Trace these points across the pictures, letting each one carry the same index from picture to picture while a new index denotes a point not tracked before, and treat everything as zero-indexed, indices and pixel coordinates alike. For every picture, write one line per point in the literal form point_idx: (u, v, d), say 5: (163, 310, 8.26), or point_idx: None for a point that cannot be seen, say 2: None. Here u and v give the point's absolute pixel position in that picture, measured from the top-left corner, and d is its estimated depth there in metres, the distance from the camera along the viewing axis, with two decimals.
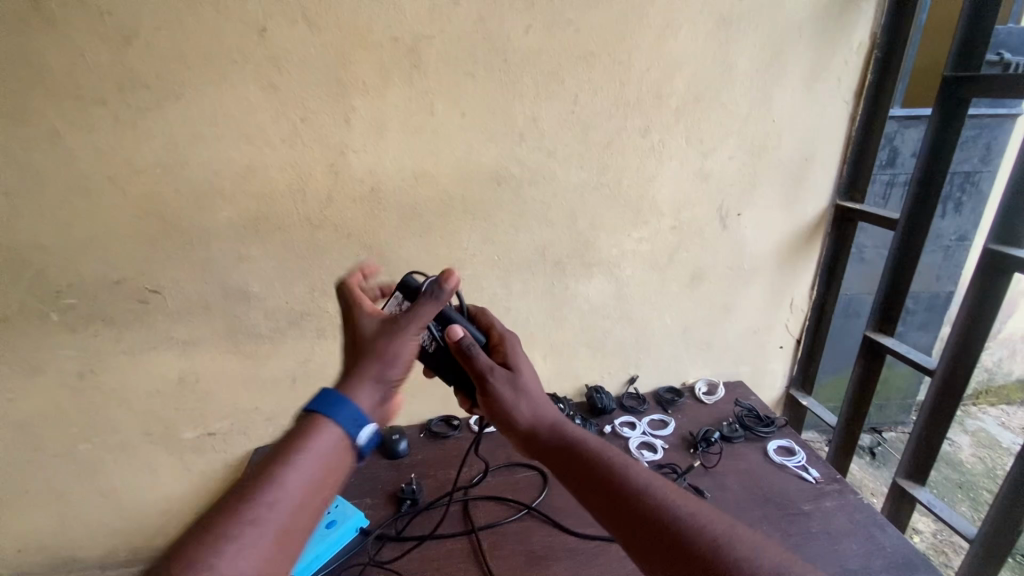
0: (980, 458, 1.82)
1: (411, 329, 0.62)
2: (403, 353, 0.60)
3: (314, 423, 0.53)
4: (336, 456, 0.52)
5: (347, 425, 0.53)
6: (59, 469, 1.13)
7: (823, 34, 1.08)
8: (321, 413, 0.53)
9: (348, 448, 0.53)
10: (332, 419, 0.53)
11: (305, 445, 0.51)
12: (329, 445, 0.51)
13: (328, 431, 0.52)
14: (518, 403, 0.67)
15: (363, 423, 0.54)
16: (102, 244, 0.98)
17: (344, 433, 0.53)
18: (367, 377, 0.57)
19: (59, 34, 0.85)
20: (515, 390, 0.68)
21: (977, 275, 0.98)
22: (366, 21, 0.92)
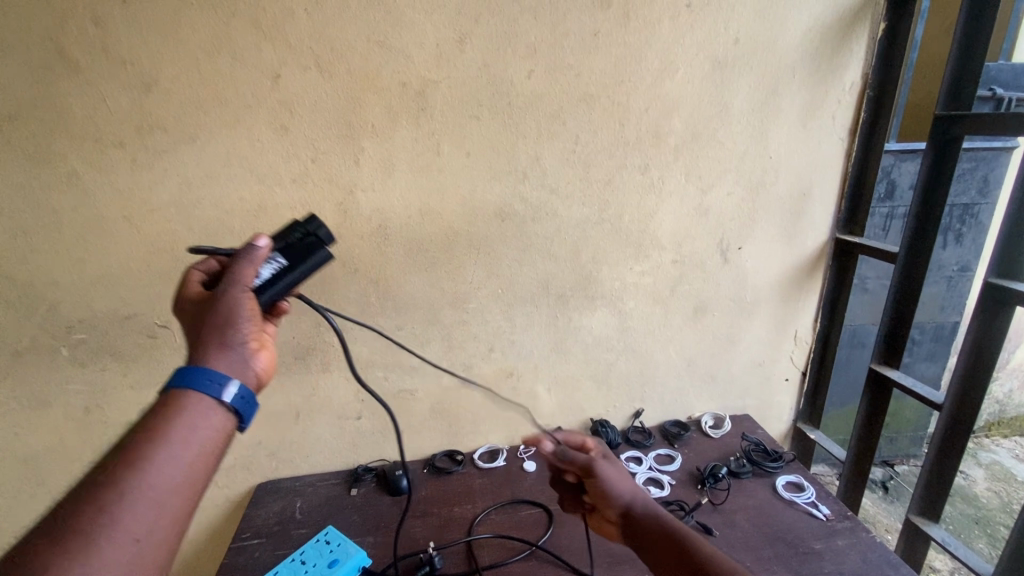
0: (996, 492, 1.77)
1: (234, 283, 0.59)
2: (242, 309, 0.58)
3: (172, 398, 0.51)
4: (206, 422, 0.51)
5: (210, 390, 0.52)
6: (60, 504, 1.12)
7: (815, 75, 1.12)
8: (179, 386, 0.52)
9: (220, 412, 0.52)
10: (189, 387, 0.51)
11: (171, 417, 0.50)
12: (196, 415, 0.51)
13: (193, 399, 0.51)
14: (622, 488, 0.74)
15: (225, 380, 0.53)
16: (115, 280, 1.00)
17: (210, 400, 0.52)
18: (207, 348, 0.55)
19: (82, 81, 0.89)
20: (616, 471, 0.76)
21: (979, 308, 0.98)
22: (376, 68, 0.96)
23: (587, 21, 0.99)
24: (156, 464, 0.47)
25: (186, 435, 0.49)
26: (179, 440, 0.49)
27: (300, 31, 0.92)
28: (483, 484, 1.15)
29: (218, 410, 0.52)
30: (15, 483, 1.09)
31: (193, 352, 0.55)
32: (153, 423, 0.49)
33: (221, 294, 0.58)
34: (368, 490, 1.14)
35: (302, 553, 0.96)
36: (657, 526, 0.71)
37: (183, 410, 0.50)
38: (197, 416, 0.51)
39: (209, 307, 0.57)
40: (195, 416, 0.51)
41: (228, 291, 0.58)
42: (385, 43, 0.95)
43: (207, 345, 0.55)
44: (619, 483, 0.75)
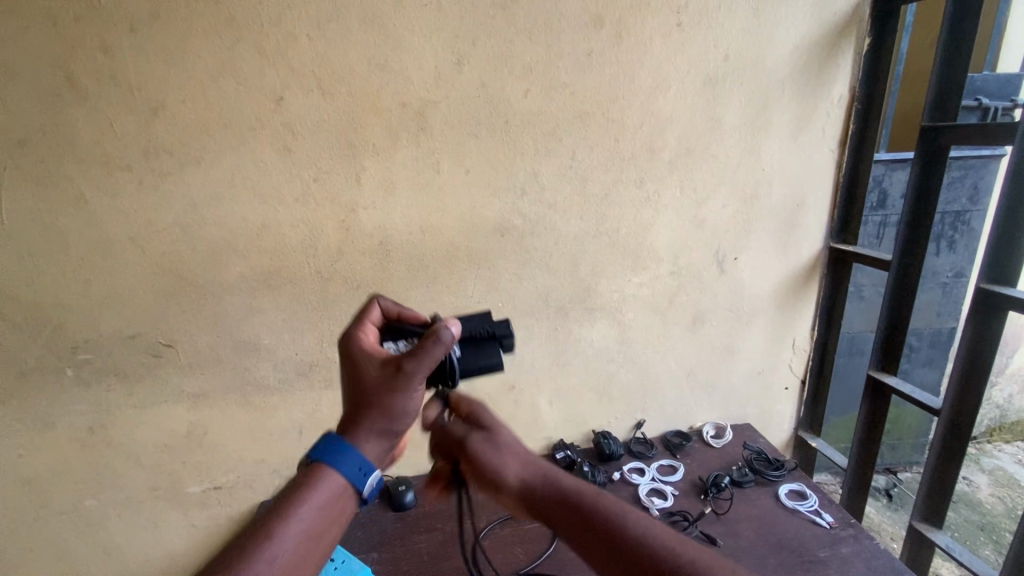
0: (1000, 498, 1.77)
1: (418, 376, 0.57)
2: (412, 402, 0.57)
3: (317, 470, 0.54)
4: (336, 503, 0.53)
5: (352, 477, 0.53)
6: (63, 525, 1.12)
7: (804, 90, 1.15)
8: (325, 462, 0.54)
9: (349, 497, 0.54)
10: (333, 470, 0.53)
11: (304, 497, 0.52)
12: (331, 496, 0.53)
13: (331, 484, 0.53)
14: (504, 461, 0.62)
15: (370, 472, 0.54)
16: (120, 300, 1.02)
17: (348, 483, 0.54)
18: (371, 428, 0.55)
19: (91, 106, 0.92)
20: (496, 447, 0.63)
21: (972, 314, 0.99)
22: (376, 89, 0.98)
23: (581, 41, 1.02)
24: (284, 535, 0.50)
25: (312, 523, 0.51)
26: (304, 523, 0.51)
27: (303, 55, 0.95)
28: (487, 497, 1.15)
29: (349, 495, 0.54)
30: (17, 505, 1.09)
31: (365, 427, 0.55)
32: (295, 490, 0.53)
33: (400, 383, 0.56)
34: (372, 506, 1.14)
35: None
36: (552, 487, 0.61)
37: (317, 492, 0.52)
38: (331, 498, 0.53)
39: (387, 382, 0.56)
40: (329, 497, 0.53)
41: (406, 383, 0.56)
42: (385, 65, 0.97)
43: (370, 425, 0.55)
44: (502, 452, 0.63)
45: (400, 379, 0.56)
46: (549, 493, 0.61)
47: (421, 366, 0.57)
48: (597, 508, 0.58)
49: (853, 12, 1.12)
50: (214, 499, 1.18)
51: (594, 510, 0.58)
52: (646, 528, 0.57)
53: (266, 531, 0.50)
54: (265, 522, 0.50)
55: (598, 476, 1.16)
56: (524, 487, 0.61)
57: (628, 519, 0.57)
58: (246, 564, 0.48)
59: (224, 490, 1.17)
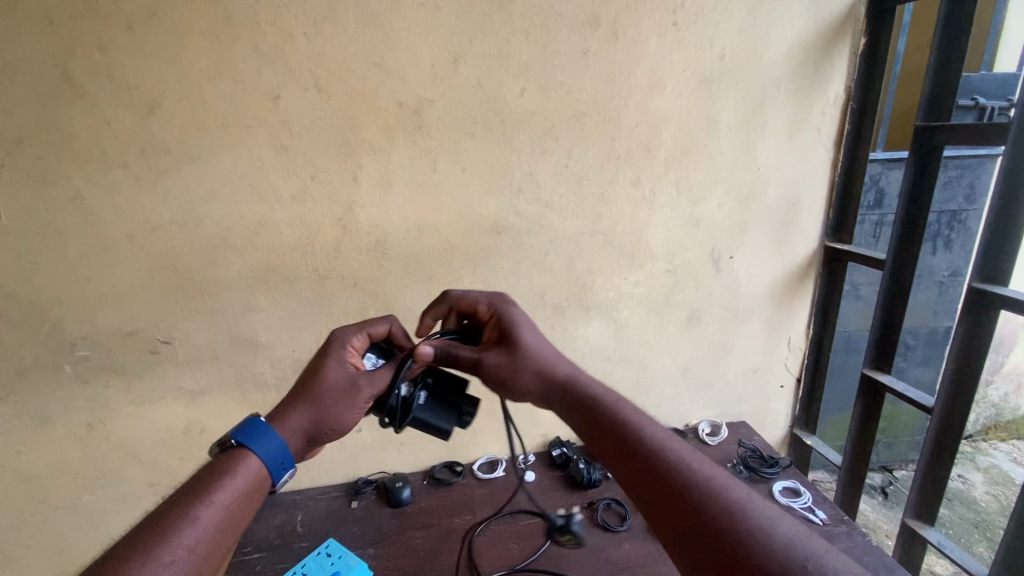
0: (995, 496, 1.78)
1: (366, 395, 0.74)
2: (349, 420, 0.73)
3: (239, 454, 0.64)
4: (252, 488, 0.63)
5: (273, 467, 0.65)
6: (62, 521, 1.13)
7: (799, 89, 1.15)
8: (248, 447, 0.65)
9: (265, 479, 0.65)
10: (256, 454, 0.65)
11: (226, 478, 0.62)
12: (248, 477, 0.63)
13: (252, 464, 0.64)
14: (528, 365, 0.74)
15: (288, 466, 0.67)
16: (118, 297, 1.02)
17: (264, 468, 0.65)
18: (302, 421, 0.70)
19: (88, 104, 0.92)
20: (517, 353, 0.75)
21: (965, 313, 1.00)
22: (373, 87, 0.99)
23: (577, 40, 1.03)
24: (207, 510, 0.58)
25: (233, 496, 0.60)
26: (222, 497, 0.59)
27: (299, 54, 0.95)
28: (483, 494, 1.16)
29: (264, 480, 0.65)
30: (16, 501, 1.09)
31: (292, 422, 0.69)
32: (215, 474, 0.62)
33: (351, 396, 0.72)
34: (368, 502, 1.15)
35: (305, 565, 0.97)
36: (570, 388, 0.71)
37: (235, 473, 0.62)
38: (247, 478, 0.63)
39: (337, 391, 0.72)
40: (247, 478, 0.63)
41: (353, 404, 0.72)
42: (382, 64, 0.98)
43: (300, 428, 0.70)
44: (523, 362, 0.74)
45: (348, 398, 0.72)
46: (566, 393, 0.71)
47: (370, 387, 0.74)
48: (606, 406, 0.66)
49: (849, 12, 1.13)
50: None
51: (607, 409, 0.66)
52: (656, 434, 0.61)
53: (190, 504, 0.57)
54: (188, 499, 0.58)
55: (594, 473, 1.17)
56: (539, 383, 0.73)
57: (643, 430, 0.62)
58: (172, 530, 0.55)
59: None
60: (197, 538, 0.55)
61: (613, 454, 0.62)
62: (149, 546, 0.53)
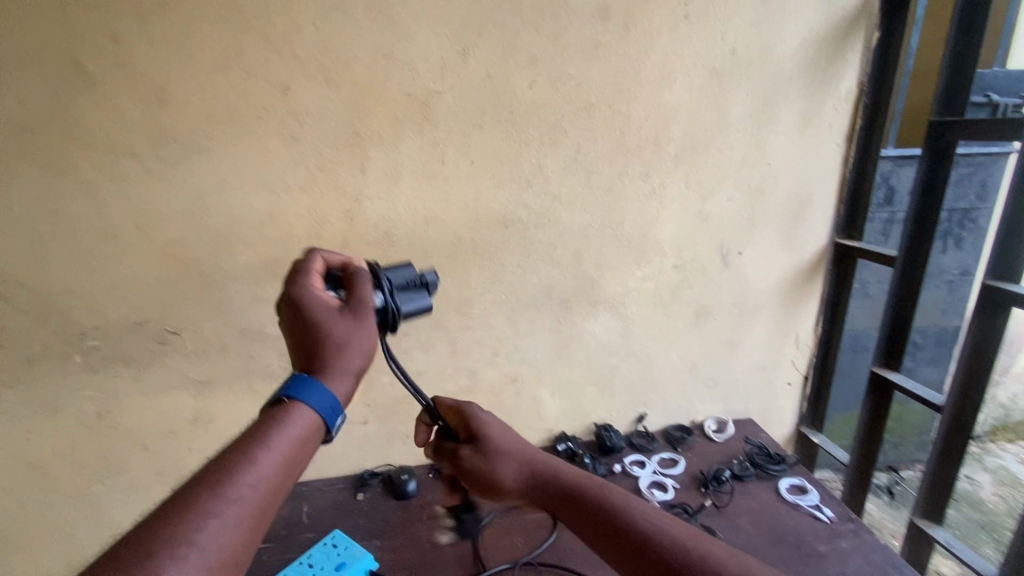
0: (1002, 497, 1.77)
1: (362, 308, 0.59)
2: (364, 341, 0.59)
3: (287, 406, 0.54)
4: (308, 437, 0.54)
5: (323, 412, 0.55)
6: (70, 509, 1.14)
7: (811, 84, 1.14)
8: (297, 399, 0.54)
9: (320, 428, 0.55)
10: (306, 406, 0.54)
11: (280, 427, 0.52)
12: (302, 428, 0.53)
13: (303, 415, 0.54)
14: (501, 463, 0.71)
15: (339, 408, 0.56)
16: (128, 287, 1.03)
17: (319, 420, 0.55)
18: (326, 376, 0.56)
19: (99, 94, 0.92)
20: (487, 455, 0.71)
21: (977, 311, 0.99)
22: (381, 79, 0.98)
23: (587, 32, 1.02)
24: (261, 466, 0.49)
25: (289, 451, 0.52)
26: (277, 448, 0.51)
27: (309, 45, 0.95)
28: None
29: (319, 433, 0.55)
30: (25, 488, 1.10)
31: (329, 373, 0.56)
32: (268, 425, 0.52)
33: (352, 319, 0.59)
34: (374, 494, 1.15)
35: (310, 556, 0.96)
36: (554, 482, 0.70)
37: (287, 424, 0.53)
38: (303, 428, 0.53)
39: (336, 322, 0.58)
40: (301, 429, 0.53)
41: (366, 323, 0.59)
42: (391, 56, 0.97)
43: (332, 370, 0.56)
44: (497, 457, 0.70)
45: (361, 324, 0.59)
46: (552, 488, 0.70)
47: (369, 305, 0.60)
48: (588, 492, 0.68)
49: (863, 5, 1.11)
50: None
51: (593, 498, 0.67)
52: (648, 521, 0.64)
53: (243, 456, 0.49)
54: (242, 448, 0.50)
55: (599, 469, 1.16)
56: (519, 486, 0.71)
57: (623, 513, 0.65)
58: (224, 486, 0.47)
59: None
60: (252, 489, 0.48)
61: (623, 551, 0.64)
62: (194, 511, 0.45)
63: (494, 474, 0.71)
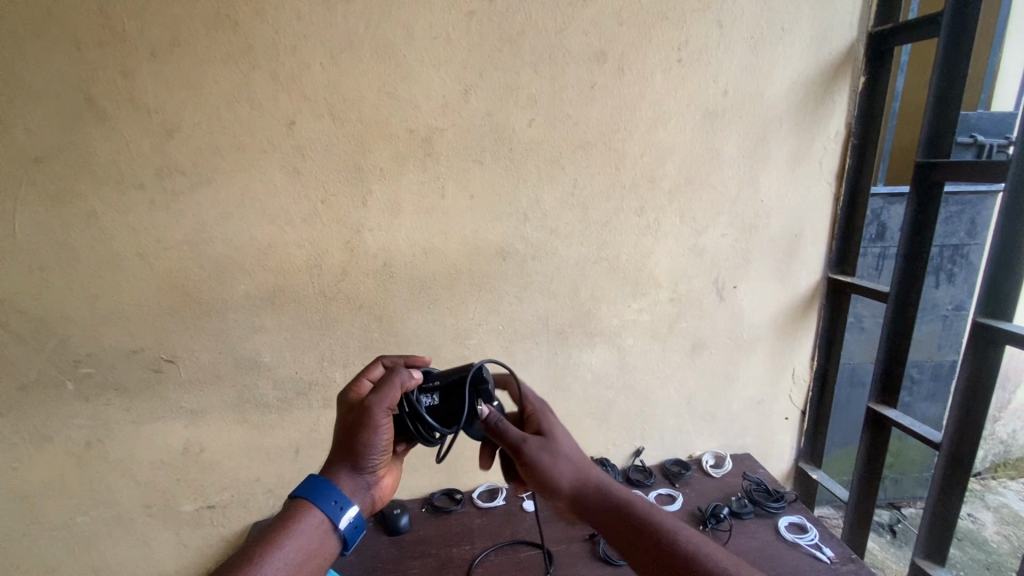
0: (1005, 536, 1.73)
1: (379, 411, 0.69)
2: (376, 445, 0.69)
3: (299, 508, 0.64)
4: (314, 536, 0.63)
5: (329, 511, 0.64)
6: (53, 541, 1.11)
7: (801, 124, 1.18)
8: (308, 501, 0.64)
9: (326, 530, 0.64)
10: (316, 508, 0.64)
11: (293, 526, 0.62)
12: (312, 529, 0.63)
13: (314, 517, 0.63)
14: (560, 468, 0.71)
15: (345, 507, 0.65)
16: (126, 315, 1.03)
17: (326, 518, 0.64)
18: (342, 469, 0.68)
19: (108, 126, 0.95)
20: (551, 455, 0.71)
21: (969, 347, 1.00)
22: (385, 116, 1.01)
23: (585, 74, 1.06)
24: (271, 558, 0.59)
25: (295, 550, 0.61)
26: (287, 550, 0.60)
27: (315, 83, 0.98)
28: (483, 524, 1.14)
29: (330, 531, 0.64)
30: (9, 518, 1.08)
31: (336, 466, 0.69)
32: (287, 521, 0.63)
33: (366, 421, 0.68)
34: (365, 529, 1.13)
35: None
36: (603, 496, 0.69)
37: (301, 526, 0.63)
38: (314, 531, 0.63)
39: (356, 428, 0.69)
40: (311, 530, 0.63)
41: (373, 425, 0.68)
42: (395, 93, 1.01)
43: (346, 464, 0.69)
44: (550, 445, 0.73)
45: (364, 423, 0.68)
46: (599, 499, 0.69)
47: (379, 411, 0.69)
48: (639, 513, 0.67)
49: (848, 52, 1.16)
50: (207, 518, 1.17)
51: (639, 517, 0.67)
52: (693, 539, 0.65)
53: (260, 554, 0.59)
54: (264, 541, 0.60)
55: None
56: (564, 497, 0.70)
57: (673, 531, 0.66)
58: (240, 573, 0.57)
59: (217, 510, 1.16)
60: None
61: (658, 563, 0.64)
62: None
63: (551, 475, 0.70)
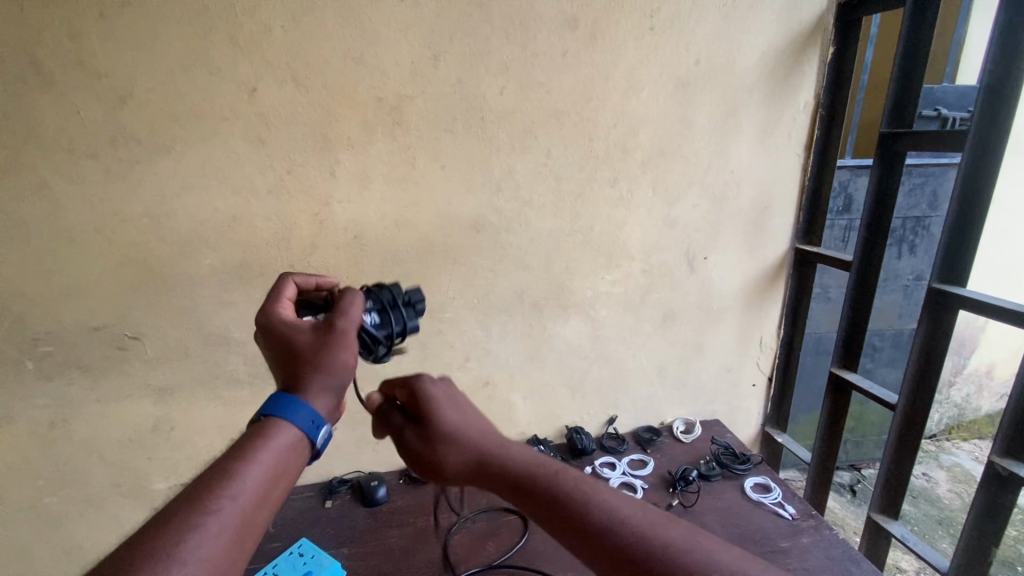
0: (957, 493, 1.84)
1: (343, 323, 0.60)
2: (348, 355, 0.59)
3: (270, 425, 0.53)
4: (293, 455, 0.53)
5: (307, 426, 0.54)
6: (20, 522, 1.09)
7: (771, 95, 1.18)
8: (276, 416, 0.54)
9: (305, 446, 0.54)
10: (287, 422, 0.53)
11: (261, 444, 0.52)
12: (286, 446, 0.53)
13: (289, 433, 0.53)
14: (459, 434, 0.60)
15: (324, 423, 0.55)
16: (85, 291, 1.00)
17: (302, 434, 0.54)
18: (313, 384, 0.56)
19: (57, 92, 0.90)
20: (450, 418, 0.61)
21: (925, 312, 1.04)
22: (351, 83, 0.98)
23: (556, 42, 1.04)
24: (239, 479, 0.48)
25: (269, 467, 0.51)
26: (253, 473, 0.49)
27: (277, 47, 0.94)
28: (459, 493, 1.16)
29: (307, 446, 0.54)
30: None
31: (302, 384, 0.56)
32: (249, 444, 0.51)
33: (330, 333, 0.59)
34: (343, 502, 1.14)
35: (276, 565, 0.95)
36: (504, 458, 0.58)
37: (272, 441, 0.52)
38: (290, 447, 0.53)
39: (319, 343, 0.58)
40: (286, 447, 0.53)
41: (342, 345, 0.59)
42: (361, 59, 0.98)
43: (318, 379, 0.57)
44: (457, 424, 0.60)
45: (327, 337, 0.59)
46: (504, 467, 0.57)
47: (348, 316, 0.61)
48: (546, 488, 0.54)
49: (818, 21, 1.16)
50: None
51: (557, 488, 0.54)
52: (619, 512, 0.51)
53: (226, 472, 0.49)
54: (226, 463, 0.50)
55: None
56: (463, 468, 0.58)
57: (598, 503, 0.52)
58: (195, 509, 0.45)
59: None
60: (223, 524, 0.46)
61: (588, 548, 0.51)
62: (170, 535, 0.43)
63: (444, 447, 0.59)
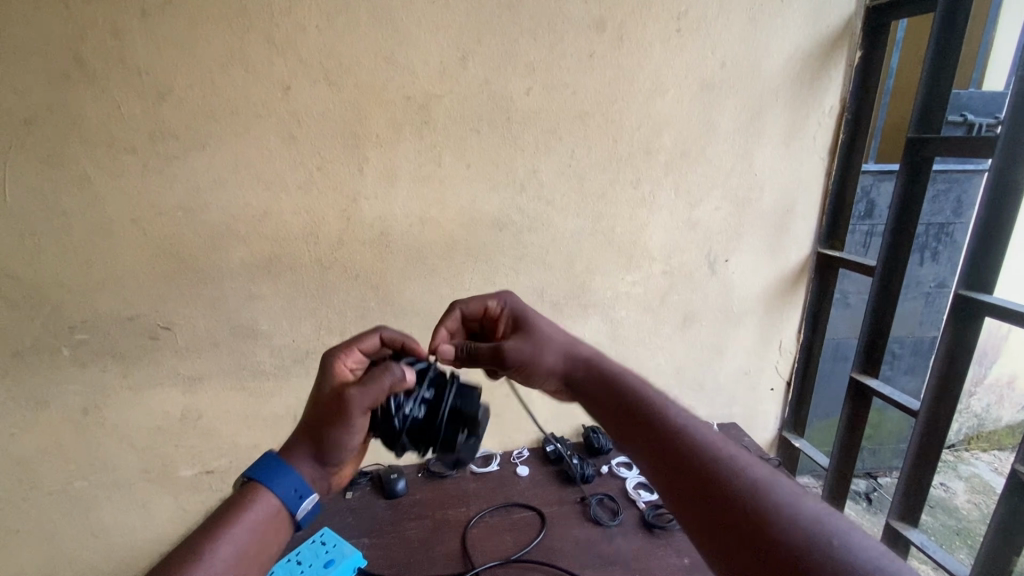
0: (975, 504, 1.82)
1: (356, 410, 0.65)
2: (346, 440, 0.65)
3: (254, 490, 0.59)
4: (271, 524, 0.58)
5: (286, 497, 0.59)
6: (51, 505, 1.12)
7: (797, 98, 1.18)
8: (260, 481, 0.60)
9: (283, 517, 0.59)
10: (268, 489, 0.59)
11: (243, 514, 0.57)
12: (267, 514, 0.58)
13: (268, 501, 0.58)
14: (545, 349, 0.83)
15: (305, 495, 0.60)
16: (120, 281, 1.03)
17: (283, 504, 0.59)
18: (307, 451, 0.64)
19: (99, 88, 0.93)
20: (538, 343, 0.84)
21: (950, 319, 1.03)
22: (382, 81, 1.00)
23: (584, 43, 1.05)
24: (220, 547, 0.53)
25: (251, 534, 0.56)
26: (232, 540, 0.54)
27: (310, 46, 0.96)
28: (478, 488, 1.17)
29: (285, 516, 0.59)
30: (7, 483, 1.09)
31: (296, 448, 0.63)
32: (234, 511, 0.57)
33: (339, 415, 0.64)
34: (363, 493, 1.16)
35: (298, 553, 0.97)
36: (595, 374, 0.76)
37: (254, 510, 0.57)
38: (268, 516, 0.58)
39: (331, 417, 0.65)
40: (264, 516, 0.58)
41: (345, 420, 0.64)
42: (391, 59, 0.99)
43: (309, 447, 0.64)
44: (545, 346, 0.83)
45: (336, 417, 0.64)
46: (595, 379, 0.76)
47: (364, 399, 0.66)
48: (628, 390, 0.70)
49: (846, 25, 1.16)
50: (206, 483, 1.19)
51: (633, 392, 0.69)
52: (678, 414, 0.63)
53: (211, 536, 0.54)
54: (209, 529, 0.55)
55: (587, 469, 1.19)
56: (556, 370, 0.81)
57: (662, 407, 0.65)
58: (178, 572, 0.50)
59: (216, 475, 1.18)
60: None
61: (634, 427, 0.64)
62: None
63: (538, 359, 0.82)
